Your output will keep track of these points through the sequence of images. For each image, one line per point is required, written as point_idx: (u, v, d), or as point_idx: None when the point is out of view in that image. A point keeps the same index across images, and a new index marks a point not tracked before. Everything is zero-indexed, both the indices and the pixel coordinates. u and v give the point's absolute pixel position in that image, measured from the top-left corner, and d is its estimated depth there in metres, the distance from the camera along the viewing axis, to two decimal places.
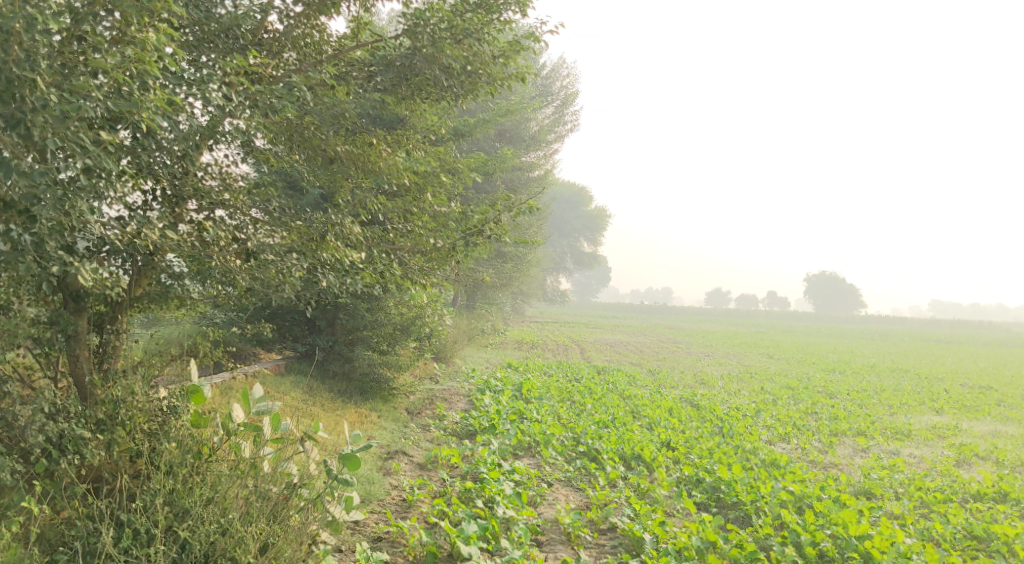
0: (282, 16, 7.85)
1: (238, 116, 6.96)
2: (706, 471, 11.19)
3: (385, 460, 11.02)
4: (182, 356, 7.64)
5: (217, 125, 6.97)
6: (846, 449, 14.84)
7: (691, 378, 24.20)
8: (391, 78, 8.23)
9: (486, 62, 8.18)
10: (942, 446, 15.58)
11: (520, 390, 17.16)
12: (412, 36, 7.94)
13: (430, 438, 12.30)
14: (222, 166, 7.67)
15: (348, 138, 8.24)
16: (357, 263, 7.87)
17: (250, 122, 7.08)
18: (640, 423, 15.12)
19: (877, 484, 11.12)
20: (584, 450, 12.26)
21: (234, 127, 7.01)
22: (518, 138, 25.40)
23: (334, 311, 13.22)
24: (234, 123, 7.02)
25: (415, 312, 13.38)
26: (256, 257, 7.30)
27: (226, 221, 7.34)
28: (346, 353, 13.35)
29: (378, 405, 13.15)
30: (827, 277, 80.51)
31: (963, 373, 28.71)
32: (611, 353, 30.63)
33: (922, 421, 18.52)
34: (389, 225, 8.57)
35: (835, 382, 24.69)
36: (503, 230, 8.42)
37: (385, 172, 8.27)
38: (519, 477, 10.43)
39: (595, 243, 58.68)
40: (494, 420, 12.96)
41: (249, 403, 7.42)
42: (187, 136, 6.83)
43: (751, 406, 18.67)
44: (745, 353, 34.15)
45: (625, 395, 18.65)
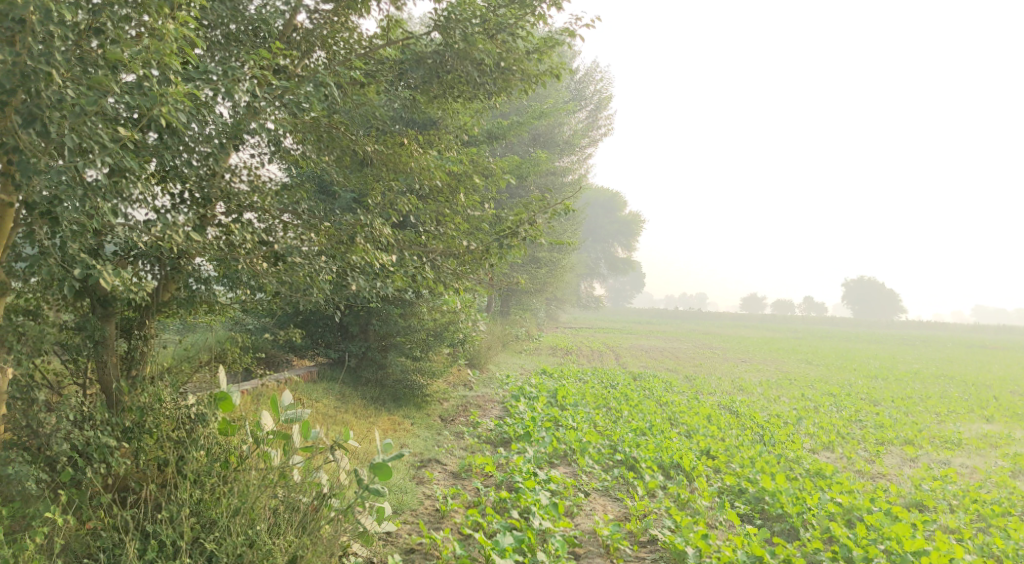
0: (312, 15, 7.69)
1: (265, 114, 6.79)
2: (748, 481, 10.80)
3: (418, 469, 10.80)
4: (211, 363, 7.49)
5: (244, 125, 6.82)
6: (894, 458, 14.32)
7: (729, 385, 23.73)
8: (422, 75, 8.02)
9: (521, 58, 7.94)
10: (996, 456, 14.98)
11: (555, 396, 16.88)
12: (444, 32, 7.68)
13: (464, 446, 12.06)
14: (251, 167, 7.52)
15: (379, 139, 8.03)
16: (388, 266, 7.65)
17: (277, 121, 6.90)
18: (678, 430, 14.75)
19: (929, 496, 10.64)
20: (621, 458, 11.93)
21: (261, 126, 6.85)
22: (552, 142, 25.12)
23: (367, 317, 13.08)
24: (261, 121, 6.85)
25: (448, 317, 13.17)
26: (284, 260, 7.12)
27: (255, 224, 7.18)
28: (379, 359, 13.21)
29: (411, 412, 12.96)
30: (866, 282, 79.12)
31: (1012, 380, 27.80)
32: (647, 359, 30.20)
33: (973, 430, 17.87)
34: (422, 228, 8.35)
35: (878, 389, 23.99)
36: (538, 232, 8.15)
37: (416, 172, 8.05)
38: (555, 486, 10.14)
39: (629, 248, 58.19)
40: (529, 428, 12.67)
41: (278, 411, 7.24)
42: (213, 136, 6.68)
43: (792, 414, 18.16)
44: (783, 358, 33.47)
45: (662, 402, 18.28)
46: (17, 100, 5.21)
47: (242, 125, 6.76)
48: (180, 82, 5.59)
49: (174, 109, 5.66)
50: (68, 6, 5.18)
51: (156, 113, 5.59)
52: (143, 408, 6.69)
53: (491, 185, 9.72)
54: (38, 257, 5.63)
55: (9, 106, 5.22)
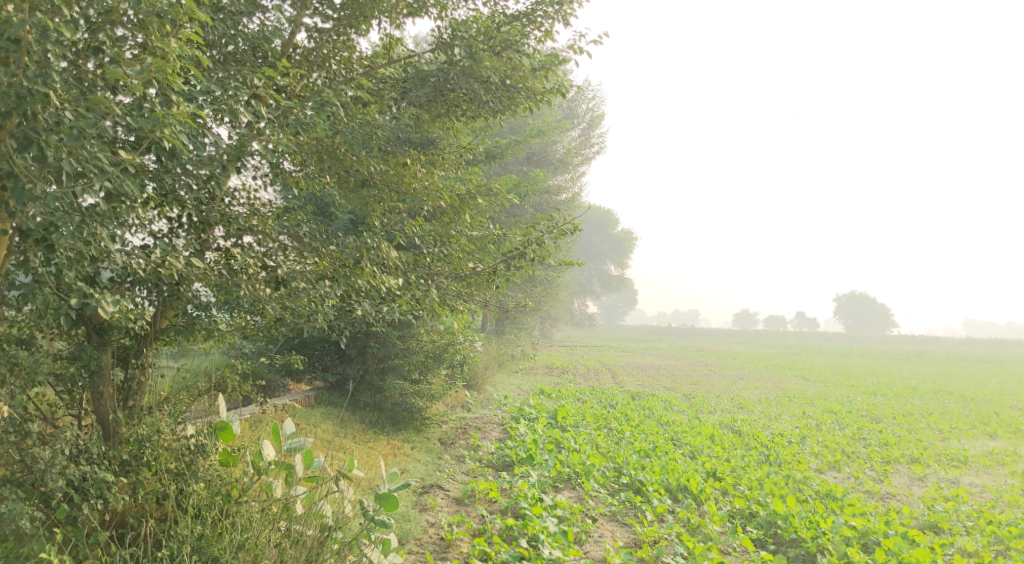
0: (311, 33, 7.52)
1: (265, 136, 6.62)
2: (759, 504, 10.58)
3: (421, 495, 10.55)
4: (210, 392, 7.25)
5: (245, 146, 6.58)
6: (902, 477, 14.13)
7: (729, 403, 23.50)
8: (426, 93, 7.74)
9: (526, 75, 7.79)
10: (1004, 473, 14.81)
11: (555, 417, 16.62)
12: (449, 50, 7.53)
13: (466, 470, 11.80)
14: (250, 190, 7.32)
15: (382, 159, 7.84)
16: (393, 290, 7.44)
17: (278, 143, 6.73)
18: (681, 451, 14.52)
19: (944, 517, 10.44)
20: (627, 482, 11.67)
21: (262, 147, 6.68)
22: (546, 161, 25.00)
23: (365, 339, 12.84)
24: (261, 142, 6.69)
25: (447, 339, 12.97)
26: (286, 285, 6.93)
27: (256, 248, 7.02)
28: (377, 383, 12.96)
29: (411, 436, 12.70)
30: (858, 297, 79.22)
31: (1010, 394, 27.68)
32: (644, 378, 29.95)
33: (977, 446, 17.70)
34: (425, 249, 8.14)
35: (878, 406, 23.79)
36: (546, 253, 7.96)
37: (422, 194, 7.79)
38: (562, 512, 9.89)
39: (623, 266, 58.07)
40: (531, 450, 12.42)
41: (280, 440, 6.99)
42: (213, 159, 6.49)
43: (795, 432, 17.95)
44: (780, 375, 33.29)
45: (663, 422, 18.04)
46: (11, 123, 5.02)
47: (243, 147, 6.55)
48: (183, 103, 5.41)
49: (177, 130, 5.50)
50: (65, 25, 5.00)
51: (158, 135, 5.43)
52: (141, 440, 6.45)
53: (492, 205, 9.54)
54: (32, 286, 5.39)
55: (4, 130, 5.06)
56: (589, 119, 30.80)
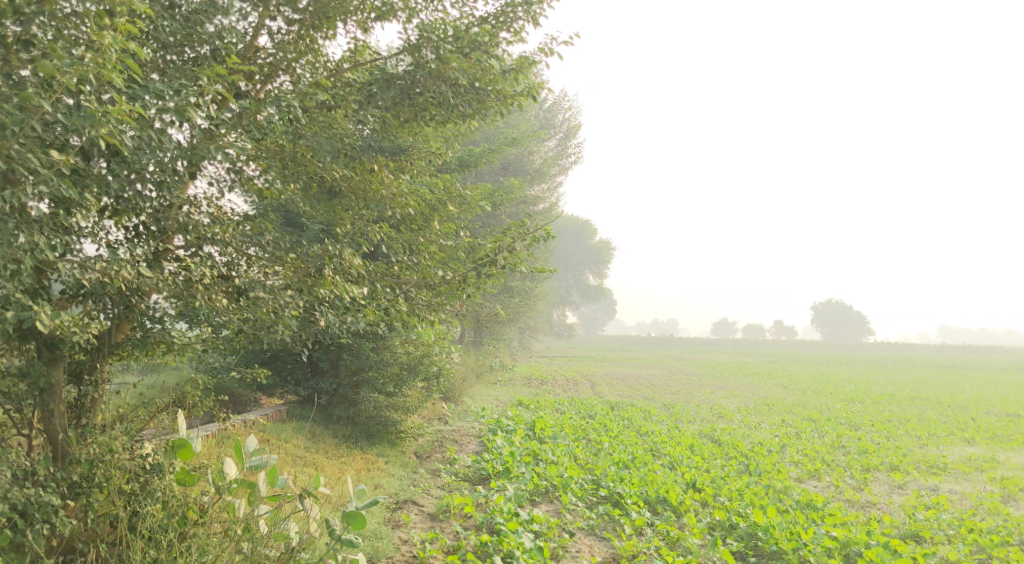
0: (274, 35, 7.27)
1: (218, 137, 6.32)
2: (739, 515, 10.39)
3: (394, 511, 10.25)
4: (169, 408, 6.95)
5: (200, 149, 6.31)
6: (883, 486, 14.01)
7: (708, 412, 23.36)
8: (393, 96, 7.47)
9: (496, 77, 7.57)
10: (983, 480, 14.75)
11: (533, 428, 16.38)
12: (417, 51, 7.34)
13: (441, 485, 11.52)
14: (211, 198, 7.04)
15: (348, 165, 7.57)
16: (358, 299, 7.19)
17: (234, 146, 6.44)
18: (660, 462, 14.34)
19: (925, 526, 10.30)
20: (605, 494, 11.41)
21: (217, 149, 6.37)
22: (522, 171, 24.83)
23: (337, 352, 12.54)
24: (218, 145, 6.38)
25: (422, 350, 12.69)
26: (246, 296, 6.72)
27: (216, 258, 6.74)
28: (351, 396, 12.65)
29: (385, 450, 12.42)
30: (834, 305, 79.77)
31: (986, 400, 27.75)
32: (623, 387, 29.75)
33: (956, 453, 17.66)
34: (394, 258, 7.91)
35: (856, 413, 23.73)
36: (518, 260, 7.71)
37: (385, 198, 7.44)
38: (538, 527, 9.63)
39: (601, 276, 58.04)
40: (508, 463, 12.16)
41: (242, 457, 6.71)
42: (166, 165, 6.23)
43: (775, 441, 17.83)
44: (759, 383, 33.20)
45: (641, 432, 17.87)
46: None
47: (198, 151, 6.30)
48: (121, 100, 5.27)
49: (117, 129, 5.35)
50: None
51: (96, 135, 5.22)
52: (92, 460, 6.11)
53: (465, 212, 9.31)
54: None
55: None
56: (565, 129, 30.69)
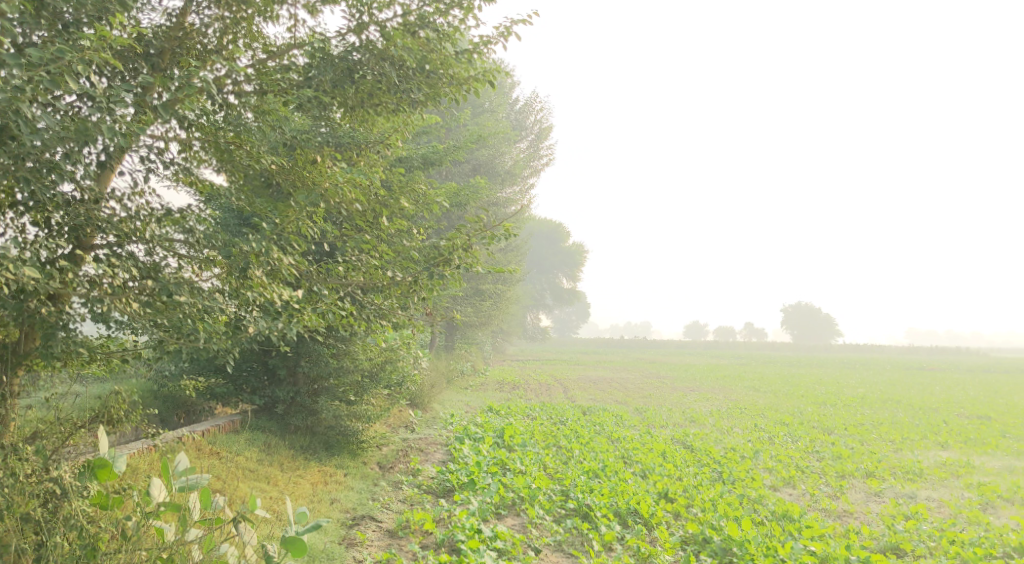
0: (204, 18, 6.71)
1: (118, 114, 5.57)
2: (713, 528, 9.91)
3: (349, 528, 9.63)
4: (90, 425, 6.35)
5: (92, 127, 5.46)
6: (859, 494, 13.62)
7: (681, 416, 22.87)
8: (333, 76, 6.91)
9: (447, 61, 7.08)
10: (960, 486, 14.42)
11: (502, 436, 15.77)
12: (358, 31, 6.89)
13: (402, 498, 10.90)
14: (137, 195, 6.46)
15: (290, 158, 7.00)
16: (292, 303, 6.59)
17: (138, 125, 5.67)
18: (632, 470, 13.82)
19: (905, 538, 9.91)
20: (574, 507, 10.82)
21: (119, 131, 5.61)
22: (494, 172, 24.21)
23: (294, 358, 11.61)
24: (119, 124, 5.61)
25: (384, 357, 11.99)
26: (166, 297, 6.10)
27: (139, 257, 6.12)
28: (309, 405, 11.77)
29: (345, 461, 11.77)
30: (803, 308, 80.05)
31: (955, 402, 27.59)
32: (596, 391, 29.24)
33: (931, 457, 17.34)
34: (342, 258, 7.34)
35: (829, 416, 23.41)
36: (474, 259, 7.29)
37: (319, 186, 6.81)
38: (502, 544, 9.05)
39: (574, 279, 57.55)
40: (473, 474, 11.54)
41: (171, 478, 5.94)
42: (64, 148, 5.51)
43: (747, 446, 17.39)
44: (731, 387, 32.78)
45: (613, 438, 17.31)
46: None
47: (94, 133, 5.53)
48: None
49: None
50: None
51: None
52: None
53: (424, 209, 8.65)
54: None
55: None
56: (537, 130, 30.11)
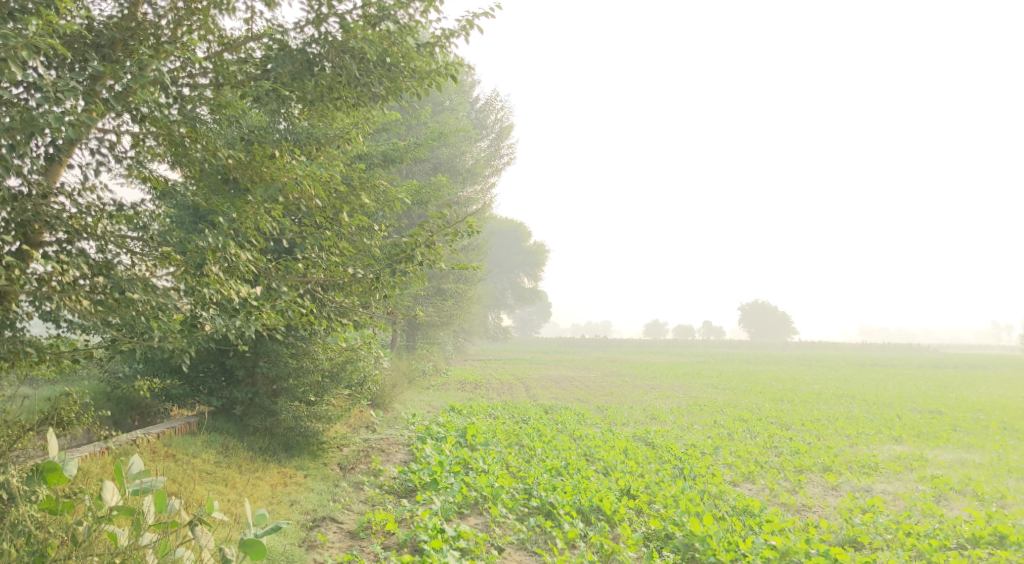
0: (158, 9, 6.54)
1: (67, 104, 5.40)
2: (675, 524, 9.95)
3: (309, 530, 9.48)
4: (39, 427, 6.16)
5: (39, 117, 5.28)
6: (817, 488, 13.80)
7: (642, 413, 23.00)
8: (291, 69, 6.82)
9: (408, 54, 6.98)
10: (914, 479, 14.68)
11: (465, 435, 15.69)
12: (317, 23, 6.77)
13: (364, 499, 10.77)
14: (88, 190, 6.29)
15: (248, 153, 6.85)
16: (249, 300, 6.45)
17: (87, 115, 5.49)
18: (594, 468, 13.84)
19: (863, 530, 10.05)
20: (537, 505, 10.78)
21: (68, 121, 5.43)
22: (455, 171, 24.09)
23: (253, 358, 11.40)
24: (67, 114, 5.42)
25: (345, 356, 11.83)
26: (119, 295, 5.97)
27: (90, 254, 5.95)
28: (268, 406, 11.57)
29: (305, 463, 11.60)
30: (761, 306, 81.14)
31: (908, 397, 28.13)
32: (558, 390, 29.30)
33: (886, 451, 17.65)
34: (302, 255, 7.21)
35: (787, 412, 23.73)
36: (436, 255, 7.19)
37: (278, 179, 6.72)
38: (465, 543, 8.98)
39: (535, 278, 57.61)
40: (436, 474, 11.45)
41: (124, 481, 5.76)
42: (10, 141, 5.32)
43: (708, 442, 17.54)
44: (690, 384, 33.09)
45: (575, 436, 17.33)
46: None
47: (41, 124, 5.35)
48: None
49: None
50: None
51: None
52: None
53: (385, 206, 8.53)
54: None
55: None
56: (498, 129, 30.07)
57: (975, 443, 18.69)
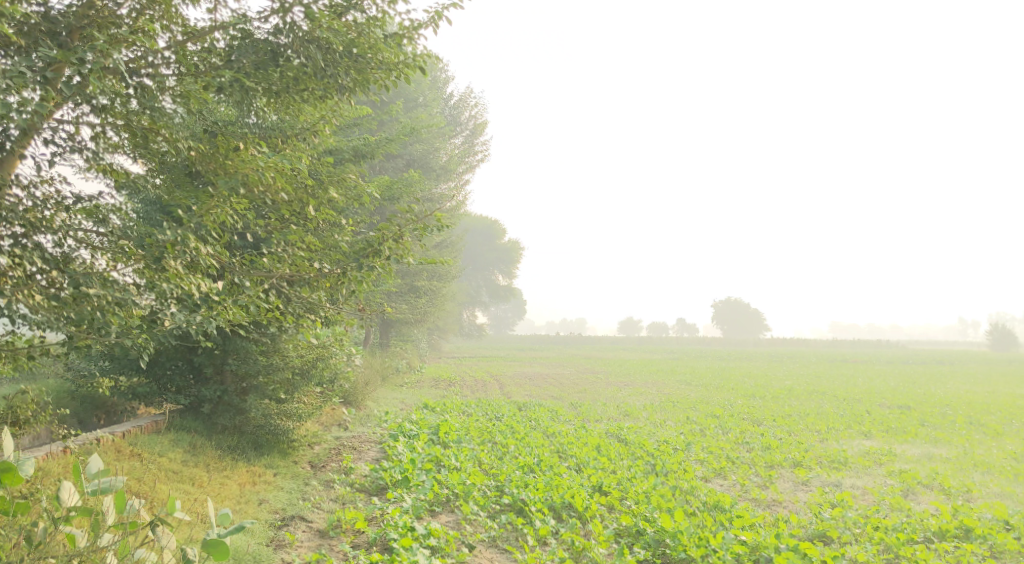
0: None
1: (19, 92, 5.26)
2: (646, 520, 9.94)
3: (277, 529, 9.35)
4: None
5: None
6: (787, 483, 13.88)
7: (615, 410, 23.03)
8: (255, 58, 6.75)
9: (375, 45, 6.88)
10: (882, 473, 14.82)
11: (437, 432, 15.60)
12: (282, 12, 6.65)
13: (334, 497, 10.65)
14: (46, 184, 6.17)
15: (211, 145, 6.72)
16: (211, 295, 6.33)
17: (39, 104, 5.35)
18: (567, 464, 13.81)
19: (832, 525, 10.11)
20: (509, 502, 10.71)
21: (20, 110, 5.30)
22: (428, 167, 23.96)
23: (221, 355, 11.23)
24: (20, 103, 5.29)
25: (316, 354, 11.68)
26: (75, 290, 5.83)
27: (47, 248, 5.84)
28: (237, 404, 11.40)
29: (275, 461, 11.45)
30: (733, 303, 81.72)
31: (877, 392, 28.44)
32: (531, 387, 29.27)
33: (855, 446, 17.81)
34: (267, 249, 7.09)
35: (758, 408, 23.89)
36: (404, 250, 7.06)
37: (241, 171, 6.50)
38: (435, 541, 8.90)
39: (509, 276, 57.56)
40: (407, 471, 11.35)
41: (83, 480, 5.55)
42: None
43: (680, 438, 17.59)
44: (663, 380, 33.23)
45: (549, 433, 17.29)
46: None
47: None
48: None
49: None
50: None
51: None
52: None
53: (354, 201, 8.42)
54: None
55: None
56: (471, 126, 29.97)
57: (942, 438, 18.92)
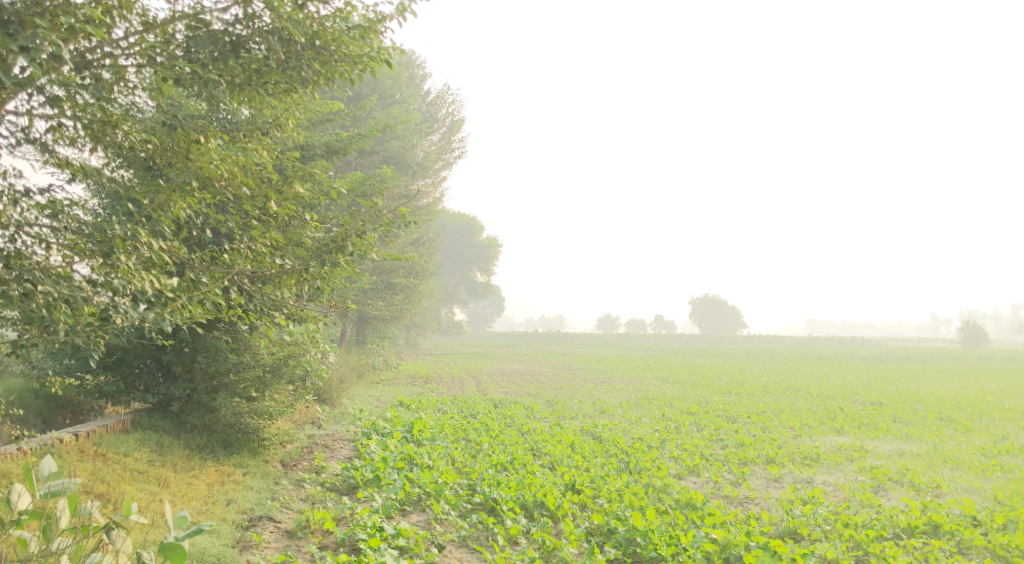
0: None
1: None
2: (617, 518, 9.90)
3: (244, 530, 9.21)
4: None
5: None
6: (759, 480, 13.90)
7: (591, 407, 23.02)
8: (214, 50, 6.60)
9: (339, 38, 6.75)
10: (854, 470, 14.89)
11: (412, 430, 15.48)
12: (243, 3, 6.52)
13: (303, 497, 10.51)
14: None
15: (169, 138, 6.58)
16: (166, 292, 6.18)
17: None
18: (540, 462, 13.75)
19: (802, 522, 10.13)
20: (480, 500, 10.62)
21: None
22: (404, 163, 23.82)
23: (190, 353, 11.04)
24: None
25: (286, 351, 11.51)
26: (22, 287, 5.68)
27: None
28: (206, 402, 11.22)
29: (244, 460, 11.29)
30: (709, 300, 82.12)
31: (851, 389, 28.65)
32: (507, 384, 29.21)
33: (828, 443, 17.90)
34: (230, 245, 6.94)
35: (733, 405, 23.98)
36: (369, 246, 7.00)
37: (197, 165, 6.40)
38: (405, 541, 8.80)
39: (487, 273, 57.45)
40: (378, 470, 11.23)
41: (36, 483, 5.39)
42: None
43: (655, 435, 17.60)
44: (639, 377, 33.28)
45: (524, 431, 17.23)
46: None
47: None
48: None
49: None
50: None
51: None
52: None
53: (323, 196, 8.28)
54: None
55: None
56: (448, 122, 29.82)
57: (914, 434, 19.07)
